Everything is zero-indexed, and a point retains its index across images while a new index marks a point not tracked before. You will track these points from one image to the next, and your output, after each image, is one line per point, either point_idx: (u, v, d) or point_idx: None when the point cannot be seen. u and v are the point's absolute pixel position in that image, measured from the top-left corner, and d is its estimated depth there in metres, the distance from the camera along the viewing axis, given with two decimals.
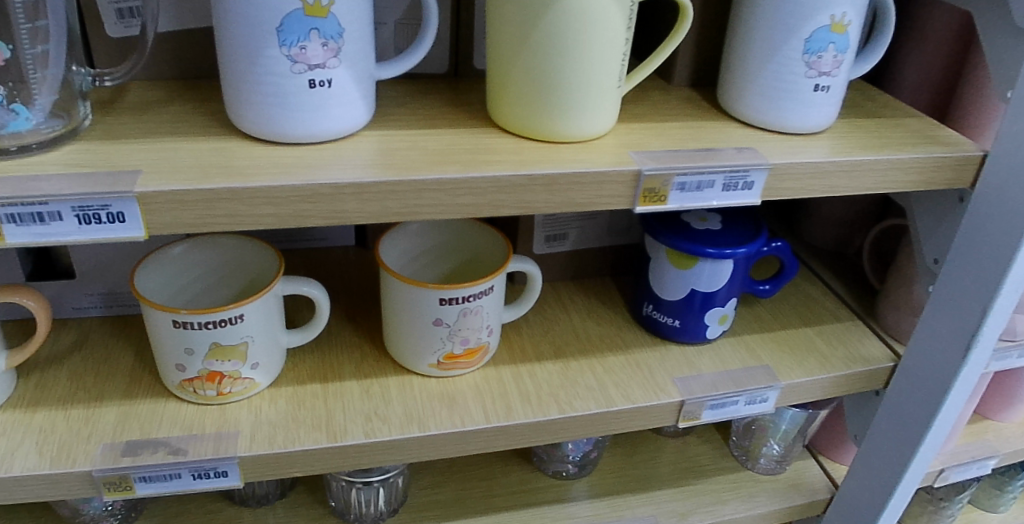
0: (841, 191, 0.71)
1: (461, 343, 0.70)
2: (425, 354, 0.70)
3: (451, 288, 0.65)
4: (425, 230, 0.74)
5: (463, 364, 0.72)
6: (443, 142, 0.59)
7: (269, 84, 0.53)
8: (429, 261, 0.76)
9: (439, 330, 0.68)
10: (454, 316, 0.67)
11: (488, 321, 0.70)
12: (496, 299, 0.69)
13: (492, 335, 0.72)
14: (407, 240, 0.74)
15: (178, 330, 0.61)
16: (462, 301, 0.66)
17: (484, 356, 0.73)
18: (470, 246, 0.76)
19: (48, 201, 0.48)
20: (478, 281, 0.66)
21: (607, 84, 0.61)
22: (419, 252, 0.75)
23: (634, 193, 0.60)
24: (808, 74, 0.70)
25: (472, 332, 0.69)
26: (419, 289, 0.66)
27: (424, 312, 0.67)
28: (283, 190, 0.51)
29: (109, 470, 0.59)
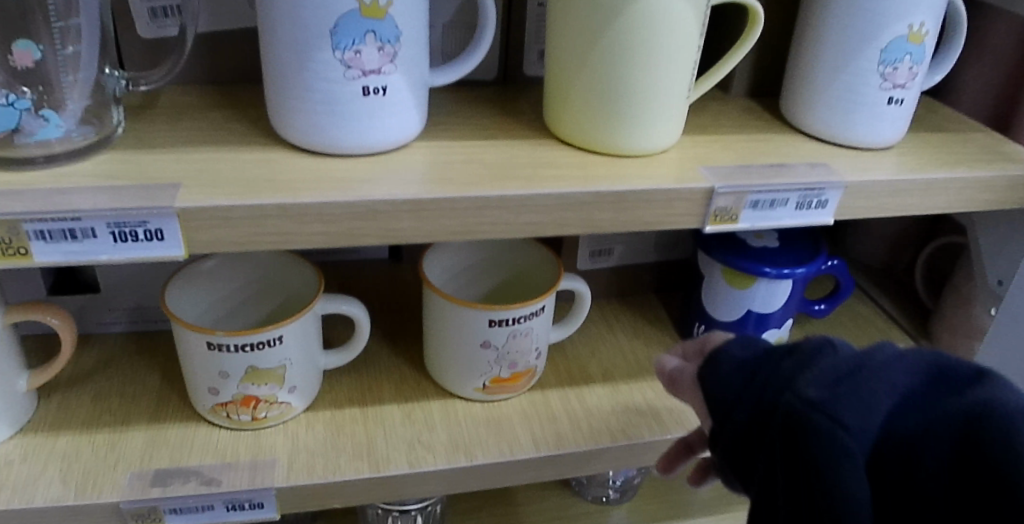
0: (913, 210, 0.66)
1: (508, 367, 0.65)
2: (469, 378, 0.66)
3: (501, 308, 0.61)
4: (467, 246, 0.70)
5: (509, 388, 0.67)
6: (501, 155, 0.55)
7: (320, 90, 0.49)
8: (472, 278, 0.72)
9: (486, 353, 0.64)
10: (502, 338, 0.63)
11: (537, 344, 0.66)
12: (547, 320, 0.65)
13: (540, 358, 0.67)
14: (448, 257, 0.70)
15: (212, 352, 0.56)
16: (512, 323, 0.62)
17: (531, 380, 0.68)
18: (513, 264, 0.72)
19: (81, 217, 0.44)
20: (530, 302, 0.61)
21: (675, 93, 0.57)
22: (460, 270, 0.71)
23: (703, 214, 0.57)
24: (879, 85, 0.65)
25: (520, 355, 0.65)
26: (466, 310, 0.61)
27: (471, 334, 0.63)
28: (336, 206, 0.47)
29: (137, 502, 0.54)
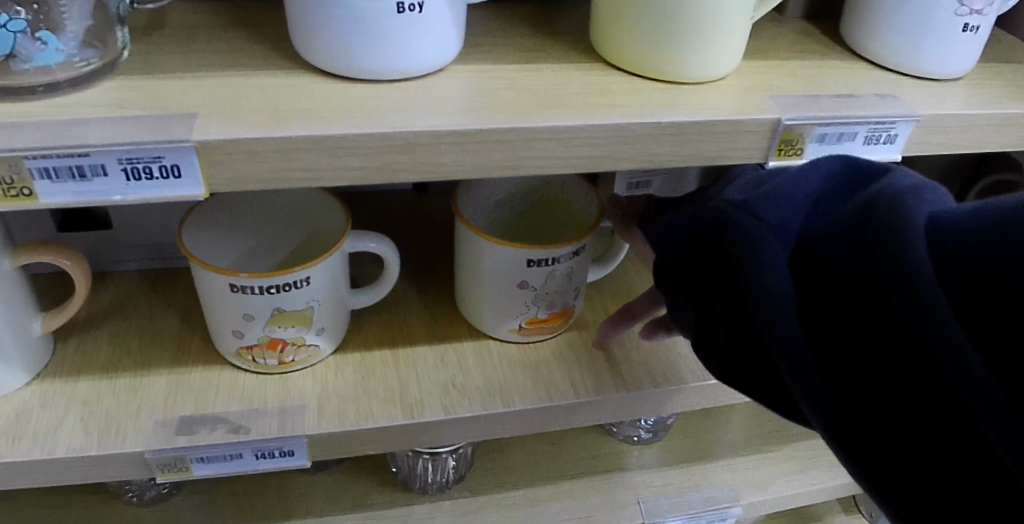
0: (986, 145, 0.61)
1: (547, 308, 0.62)
2: (505, 318, 0.62)
3: (542, 248, 0.57)
4: (502, 180, 0.66)
5: (547, 329, 0.64)
6: (547, 81, 0.50)
7: (349, 7, 0.44)
8: (506, 214, 0.68)
9: (524, 294, 0.60)
10: (541, 278, 0.59)
11: (577, 284, 0.61)
12: (588, 257, 0.61)
13: (579, 297, 0.63)
14: (481, 192, 0.66)
15: (235, 294, 0.53)
16: (552, 262, 0.58)
17: (569, 319, 0.65)
18: (550, 198, 0.68)
19: (90, 152, 0.39)
20: (573, 241, 0.57)
21: (742, 11, 0.51)
22: (494, 205, 0.67)
23: (770, 144, 0.51)
24: (955, 11, 0.58)
25: (559, 295, 0.61)
26: (505, 251, 0.57)
27: (509, 276, 0.58)
28: (371, 139, 0.42)
29: (163, 451, 0.52)
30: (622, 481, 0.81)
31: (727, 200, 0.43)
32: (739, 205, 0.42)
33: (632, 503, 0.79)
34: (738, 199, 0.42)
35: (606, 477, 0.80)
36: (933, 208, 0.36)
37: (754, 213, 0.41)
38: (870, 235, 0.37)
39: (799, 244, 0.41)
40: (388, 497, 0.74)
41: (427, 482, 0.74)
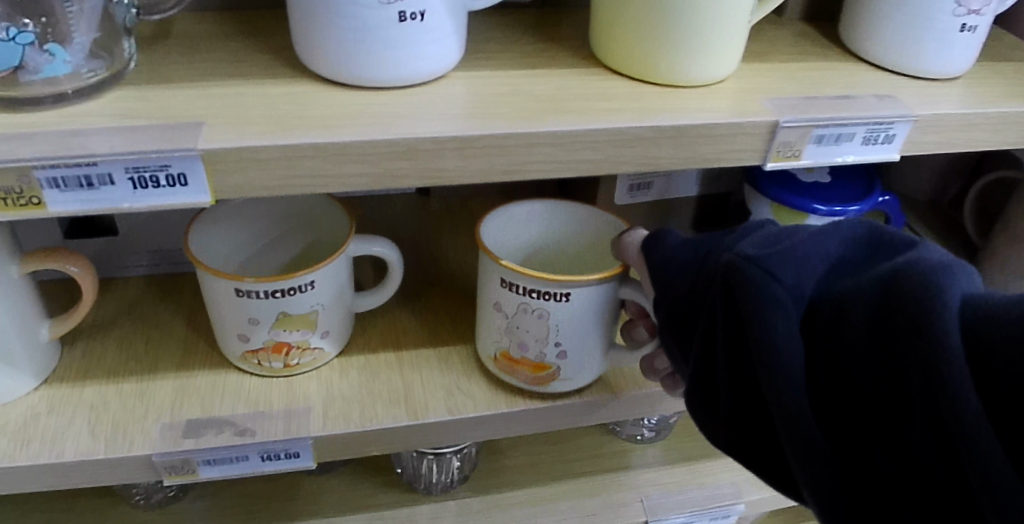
0: (983, 145, 0.61)
1: (520, 347, 0.57)
2: (486, 342, 0.59)
3: (512, 270, 0.52)
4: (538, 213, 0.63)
5: (520, 374, 0.58)
6: (548, 85, 0.51)
7: (353, 17, 0.44)
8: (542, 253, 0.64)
9: (497, 317, 0.56)
10: (512, 306, 0.54)
11: (558, 337, 0.55)
12: (577, 315, 0.54)
13: (565, 358, 0.56)
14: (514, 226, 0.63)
15: (241, 299, 0.53)
16: (524, 293, 0.53)
17: (551, 378, 0.58)
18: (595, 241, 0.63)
19: (98, 162, 0.40)
20: (549, 276, 0.51)
21: (740, 16, 0.52)
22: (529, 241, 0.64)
23: (767, 149, 0.52)
24: (952, 11, 0.59)
25: (534, 339, 0.56)
26: (487, 260, 0.54)
27: (487, 288, 0.56)
28: (374, 145, 0.43)
29: (169, 455, 0.53)
30: (625, 481, 0.81)
31: (738, 252, 0.40)
32: (752, 260, 0.39)
33: (635, 501, 0.79)
34: (750, 253, 0.39)
35: (610, 477, 0.81)
36: (965, 287, 0.34)
37: (767, 269, 0.38)
38: (893, 308, 0.34)
39: (811, 306, 0.38)
40: (393, 498, 0.75)
41: (432, 481, 0.74)
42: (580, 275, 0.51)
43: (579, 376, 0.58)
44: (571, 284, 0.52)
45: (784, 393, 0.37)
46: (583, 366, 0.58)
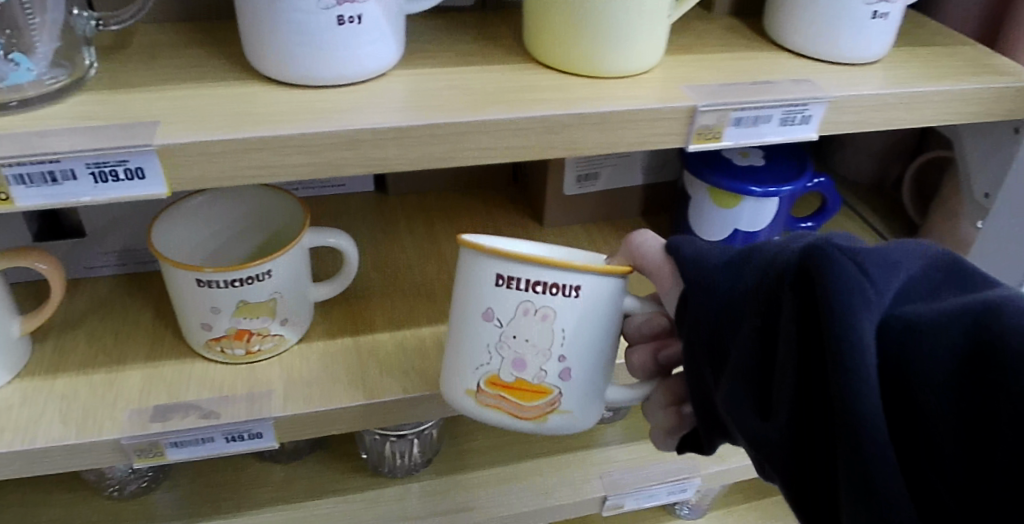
0: (900, 124, 0.65)
1: (514, 367, 0.48)
2: (467, 370, 0.50)
3: (513, 260, 0.45)
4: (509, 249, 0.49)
5: (511, 404, 0.50)
6: (482, 80, 0.55)
7: (295, 22, 0.48)
8: None
9: (488, 330, 0.48)
10: (510, 310, 0.47)
11: (562, 348, 0.48)
12: (587, 319, 0.47)
13: (567, 380, 0.49)
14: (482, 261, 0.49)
15: (202, 289, 0.57)
16: (526, 289, 0.46)
17: (547, 409, 0.50)
18: None
19: (60, 158, 0.43)
20: (560, 263, 0.45)
21: (658, 12, 0.56)
22: None
23: (687, 131, 0.56)
24: (864, 0, 0.62)
25: (533, 352, 0.48)
26: (479, 257, 0.46)
27: (476, 295, 0.48)
28: (316, 136, 0.47)
29: (137, 437, 0.56)
30: (588, 458, 0.84)
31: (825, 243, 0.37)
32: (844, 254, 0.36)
33: (596, 478, 0.83)
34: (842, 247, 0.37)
35: (572, 456, 0.85)
36: None
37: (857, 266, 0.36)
38: (988, 336, 0.32)
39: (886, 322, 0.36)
40: (362, 481, 0.79)
41: (395, 465, 0.79)
42: (593, 263, 0.46)
43: (578, 410, 0.50)
44: (584, 275, 0.46)
45: (851, 399, 0.34)
46: (582, 394, 0.50)
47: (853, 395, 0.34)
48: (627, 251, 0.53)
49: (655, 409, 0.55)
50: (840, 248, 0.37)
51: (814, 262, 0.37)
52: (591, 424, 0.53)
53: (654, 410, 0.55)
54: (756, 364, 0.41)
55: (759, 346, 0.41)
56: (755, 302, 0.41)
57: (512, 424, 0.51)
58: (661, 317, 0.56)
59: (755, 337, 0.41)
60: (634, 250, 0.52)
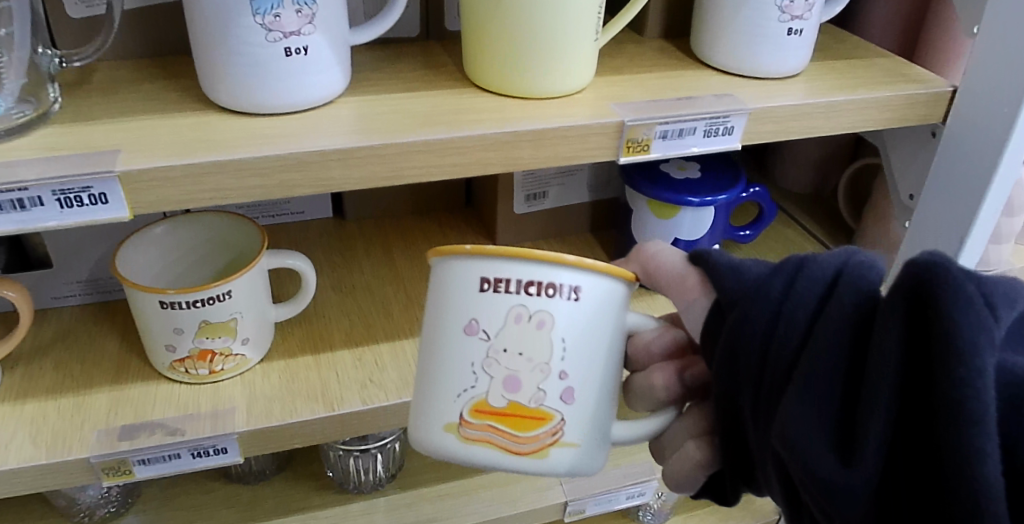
0: (819, 132, 0.69)
1: (506, 388, 0.42)
2: (446, 398, 0.43)
3: (499, 257, 0.41)
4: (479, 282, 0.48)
5: (505, 437, 0.43)
6: (424, 104, 0.59)
7: (245, 54, 0.52)
8: None
9: (473, 344, 0.42)
10: (499, 318, 0.42)
11: (563, 362, 0.42)
12: (587, 325, 0.42)
13: (570, 404, 0.43)
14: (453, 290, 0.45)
15: (165, 310, 0.60)
16: (517, 291, 0.41)
17: (547, 441, 0.43)
18: None
19: (27, 186, 0.46)
20: (556, 258, 0.41)
21: (585, 37, 0.61)
22: None
23: (618, 145, 0.60)
24: (777, 18, 0.67)
25: (528, 368, 0.42)
26: (458, 260, 0.42)
27: (459, 304, 0.42)
28: (267, 159, 0.50)
29: (106, 455, 0.58)
30: None
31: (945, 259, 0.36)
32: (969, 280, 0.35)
33: (557, 485, 0.87)
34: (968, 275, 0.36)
35: None
36: None
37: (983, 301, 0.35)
38: None
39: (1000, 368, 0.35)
40: (327, 499, 0.82)
41: (361, 481, 0.82)
42: (590, 260, 0.42)
43: (584, 443, 0.44)
44: (583, 273, 0.42)
45: (975, 450, 0.33)
46: (587, 422, 0.44)
47: (972, 445, 0.33)
48: (637, 260, 0.52)
49: (681, 440, 0.49)
50: (961, 272, 0.36)
51: (932, 285, 0.36)
52: (595, 467, 0.46)
53: (679, 440, 0.49)
54: (827, 390, 0.38)
55: (833, 368, 0.38)
56: (834, 322, 0.38)
57: (504, 465, 0.44)
58: (672, 334, 0.52)
59: (832, 362, 0.38)
60: (646, 260, 0.51)
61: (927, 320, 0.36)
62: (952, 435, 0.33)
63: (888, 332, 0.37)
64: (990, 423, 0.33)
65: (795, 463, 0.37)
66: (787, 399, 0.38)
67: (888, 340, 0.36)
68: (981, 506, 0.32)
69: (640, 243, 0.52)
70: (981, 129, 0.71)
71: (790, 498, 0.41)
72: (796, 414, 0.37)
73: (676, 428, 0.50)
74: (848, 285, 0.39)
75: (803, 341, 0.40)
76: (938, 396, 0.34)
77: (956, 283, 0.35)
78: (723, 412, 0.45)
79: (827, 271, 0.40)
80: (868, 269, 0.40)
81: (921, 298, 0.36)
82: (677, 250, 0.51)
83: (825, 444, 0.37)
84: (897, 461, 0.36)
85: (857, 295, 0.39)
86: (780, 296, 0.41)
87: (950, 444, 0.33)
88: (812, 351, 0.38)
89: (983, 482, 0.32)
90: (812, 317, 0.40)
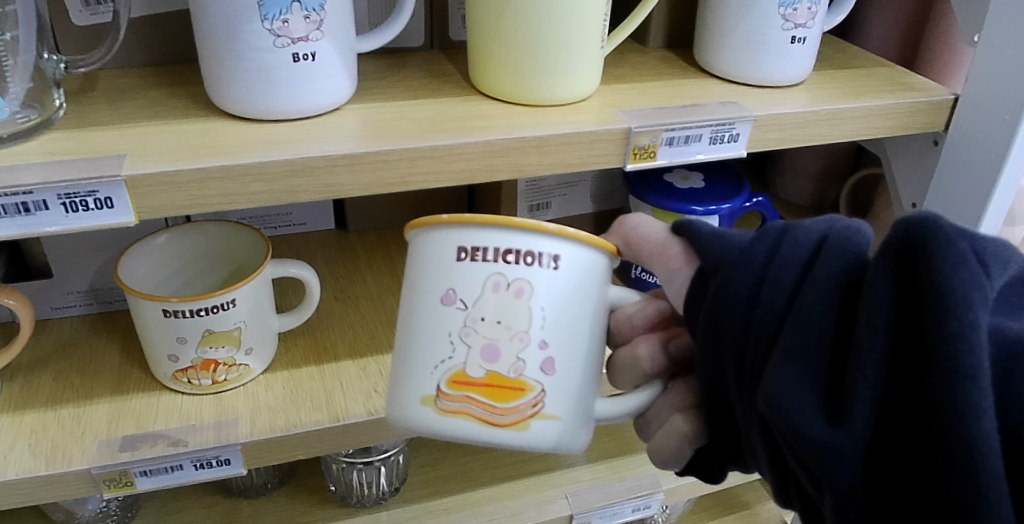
0: (822, 140, 0.69)
1: (485, 357, 0.41)
2: (423, 371, 0.42)
3: (476, 225, 0.41)
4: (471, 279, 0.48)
5: (483, 407, 0.42)
6: (430, 111, 0.59)
7: (252, 60, 0.52)
8: None
9: (450, 315, 0.41)
10: (476, 287, 0.41)
11: (543, 331, 0.41)
12: (567, 294, 0.42)
13: (551, 375, 0.42)
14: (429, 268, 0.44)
15: (168, 319, 0.59)
16: (494, 259, 0.41)
17: (528, 412, 0.42)
18: None
19: (32, 190, 0.46)
20: (534, 226, 0.40)
21: (591, 43, 0.61)
22: None
23: (624, 152, 0.60)
24: (781, 26, 0.68)
25: (507, 338, 0.41)
26: (435, 231, 0.42)
27: (436, 274, 0.42)
28: (274, 165, 0.50)
29: (107, 467, 0.57)
30: (552, 480, 0.88)
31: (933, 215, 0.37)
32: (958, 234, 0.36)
33: (561, 498, 0.86)
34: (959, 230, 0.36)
35: (536, 479, 0.88)
36: None
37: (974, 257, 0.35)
38: None
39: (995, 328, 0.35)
40: (329, 513, 0.81)
41: (364, 494, 0.82)
42: (570, 229, 0.41)
43: (567, 417, 0.43)
44: (563, 241, 0.41)
45: (970, 410, 0.33)
46: (571, 396, 0.43)
47: (966, 401, 0.33)
48: (620, 233, 0.50)
49: (667, 414, 0.50)
50: (952, 228, 0.36)
51: (921, 242, 0.36)
52: (577, 446, 0.45)
53: (665, 414, 0.50)
54: (812, 353, 0.37)
55: (818, 331, 0.38)
56: (820, 284, 0.38)
57: (482, 440, 0.43)
58: (655, 305, 0.52)
59: (820, 325, 0.38)
60: (628, 232, 0.50)
61: (916, 278, 0.36)
62: (945, 393, 0.34)
63: (876, 293, 0.36)
64: (985, 377, 0.33)
65: (781, 427, 0.37)
66: (773, 363, 0.38)
67: (878, 299, 0.36)
68: (977, 463, 0.33)
69: (621, 215, 0.51)
70: (984, 136, 0.71)
71: (776, 465, 0.42)
72: (783, 377, 0.37)
73: (662, 402, 0.50)
74: (835, 248, 0.39)
75: (788, 304, 0.39)
76: (929, 354, 0.34)
77: (948, 237, 0.35)
78: (708, 382, 0.45)
79: (812, 237, 0.40)
80: (853, 234, 0.40)
81: (911, 256, 0.36)
82: (658, 221, 0.50)
83: (813, 406, 0.36)
84: (884, 424, 0.37)
85: (846, 257, 0.39)
86: (765, 260, 0.40)
87: (944, 401, 0.34)
88: (799, 312, 0.38)
89: (977, 438, 0.33)
90: (798, 281, 0.39)
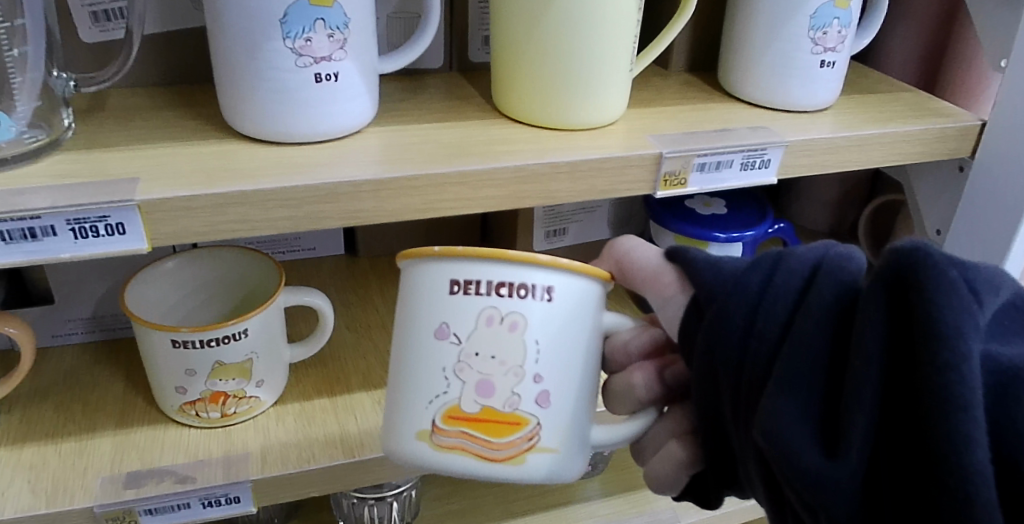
0: (851, 166, 0.67)
1: (479, 393, 0.40)
2: (417, 406, 0.41)
3: (468, 258, 0.40)
4: None
5: (479, 443, 0.41)
6: (454, 135, 0.57)
7: (273, 80, 0.50)
8: None
9: (443, 349, 0.40)
10: (469, 322, 0.40)
11: (536, 366, 0.40)
12: (564, 325, 0.41)
13: (546, 408, 0.41)
14: None
15: (178, 350, 0.56)
16: (488, 293, 0.39)
17: (523, 447, 0.41)
18: None
19: (40, 215, 0.43)
20: (527, 258, 0.39)
21: (620, 66, 0.59)
22: None
23: (654, 178, 0.58)
24: (810, 50, 0.66)
25: (502, 373, 0.40)
26: (427, 264, 0.40)
27: (427, 309, 0.40)
28: (296, 190, 0.48)
29: (110, 505, 0.54)
30: (569, 514, 0.85)
31: (925, 243, 0.35)
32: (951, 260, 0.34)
33: None
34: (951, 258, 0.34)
35: (552, 512, 0.85)
36: None
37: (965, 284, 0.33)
38: None
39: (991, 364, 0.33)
40: None
41: None
42: (564, 259, 0.40)
43: (562, 449, 0.42)
44: (556, 272, 0.40)
45: (960, 443, 0.31)
46: (563, 428, 0.42)
47: (959, 433, 0.31)
48: (614, 257, 0.49)
49: (663, 440, 0.48)
50: (943, 256, 0.34)
51: (914, 270, 0.34)
52: (574, 474, 0.44)
53: (660, 442, 0.49)
54: (810, 381, 0.36)
55: (817, 358, 0.36)
56: (818, 310, 0.37)
57: (481, 475, 0.42)
58: (650, 333, 0.50)
59: (817, 351, 0.36)
60: (621, 256, 0.49)
61: (909, 307, 0.35)
62: (938, 423, 0.32)
63: (872, 319, 0.35)
64: (977, 407, 0.32)
65: (778, 458, 0.35)
66: (772, 391, 0.36)
67: (873, 326, 0.35)
68: (970, 498, 0.31)
69: (612, 239, 0.50)
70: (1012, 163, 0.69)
71: (773, 496, 0.40)
72: (781, 405, 0.36)
73: (657, 430, 0.49)
74: (830, 276, 0.38)
75: (785, 332, 0.38)
76: (923, 384, 0.33)
77: (936, 265, 0.33)
78: (704, 412, 0.43)
79: (808, 263, 0.39)
80: (848, 260, 0.39)
81: (904, 283, 0.35)
82: (651, 246, 0.48)
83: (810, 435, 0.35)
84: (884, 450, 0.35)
85: (838, 286, 0.38)
86: (760, 288, 0.39)
87: (938, 435, 0.32)
88: (796, 337, 0.37)
89: (969, 473, 0.31)
90: (795, 307, 0.38)
